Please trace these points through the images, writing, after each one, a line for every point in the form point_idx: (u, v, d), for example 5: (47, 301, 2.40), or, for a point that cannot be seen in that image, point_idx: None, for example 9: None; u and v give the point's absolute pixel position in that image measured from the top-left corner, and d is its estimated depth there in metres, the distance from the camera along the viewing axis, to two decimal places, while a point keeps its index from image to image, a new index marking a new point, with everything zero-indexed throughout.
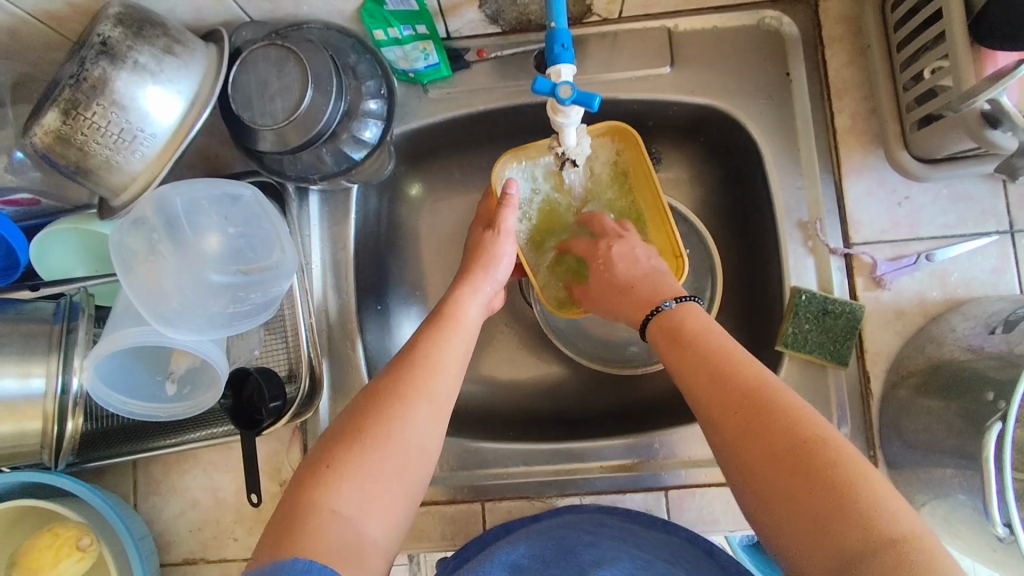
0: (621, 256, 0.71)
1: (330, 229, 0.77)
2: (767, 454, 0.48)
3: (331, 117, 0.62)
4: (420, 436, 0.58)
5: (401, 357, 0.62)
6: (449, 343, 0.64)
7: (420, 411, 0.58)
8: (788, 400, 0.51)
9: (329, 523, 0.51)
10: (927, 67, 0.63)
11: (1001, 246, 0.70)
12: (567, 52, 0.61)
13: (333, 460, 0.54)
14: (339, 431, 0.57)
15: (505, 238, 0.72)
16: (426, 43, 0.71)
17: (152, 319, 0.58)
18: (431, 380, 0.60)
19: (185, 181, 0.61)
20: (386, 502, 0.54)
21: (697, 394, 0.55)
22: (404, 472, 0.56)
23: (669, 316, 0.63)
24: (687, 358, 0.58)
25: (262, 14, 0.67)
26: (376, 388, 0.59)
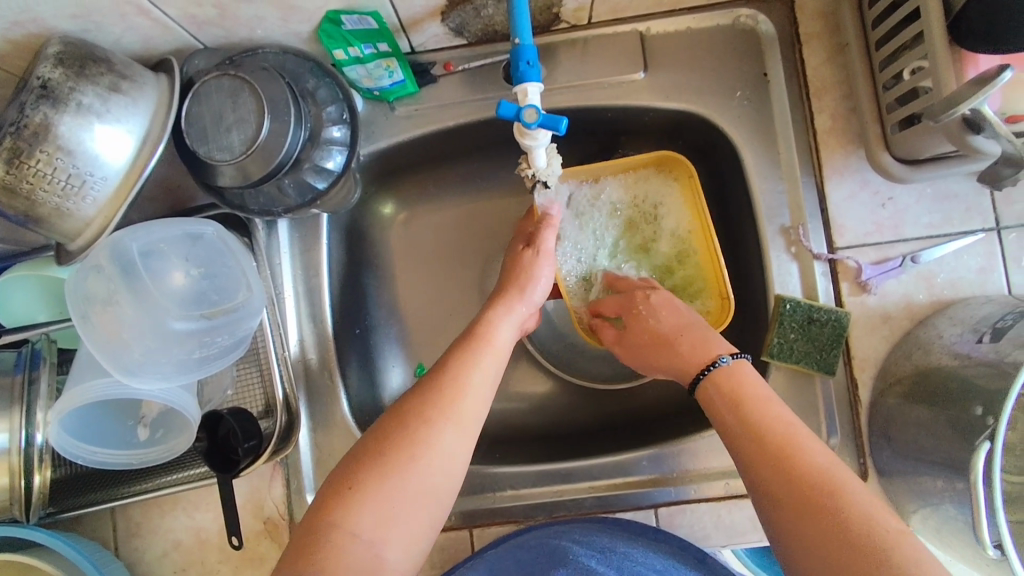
0: (660, 305, 0.71)
1: (302, 256, 0.75)
2: (821, 547, 0.47)
3: (291, 148, 0.60)
4: (449, 460, 0.56)
5: (429, 377, 0.60)
6: (479, 364, 0.61)
7: (444, 433, 0.56)
8: (851, 491, 0.49)
9: (348, 546, 0.50)
10: (907, 68, 0.61)
11: (987, 244, 0.69)
12: (533, 70, 0.59)
13: (355, 481, 0.53)
14: (363, 450, 0.56)
15: (545, 258, 0.70)
16: (389, 60, 0.69)
17: (114, 369, 0.56)
18: (457, 402, 0.58)
19: (140, 227, 0.59)
20: (409, 529, 0.53)
21: (755, 470, 0.53)
22: (428, 496, 0.54)
23: (728, 371, 0.61)
24: (745, 426, 0.56)
25: (215, 40, 0.64)
26: (404, 405, 0.58)
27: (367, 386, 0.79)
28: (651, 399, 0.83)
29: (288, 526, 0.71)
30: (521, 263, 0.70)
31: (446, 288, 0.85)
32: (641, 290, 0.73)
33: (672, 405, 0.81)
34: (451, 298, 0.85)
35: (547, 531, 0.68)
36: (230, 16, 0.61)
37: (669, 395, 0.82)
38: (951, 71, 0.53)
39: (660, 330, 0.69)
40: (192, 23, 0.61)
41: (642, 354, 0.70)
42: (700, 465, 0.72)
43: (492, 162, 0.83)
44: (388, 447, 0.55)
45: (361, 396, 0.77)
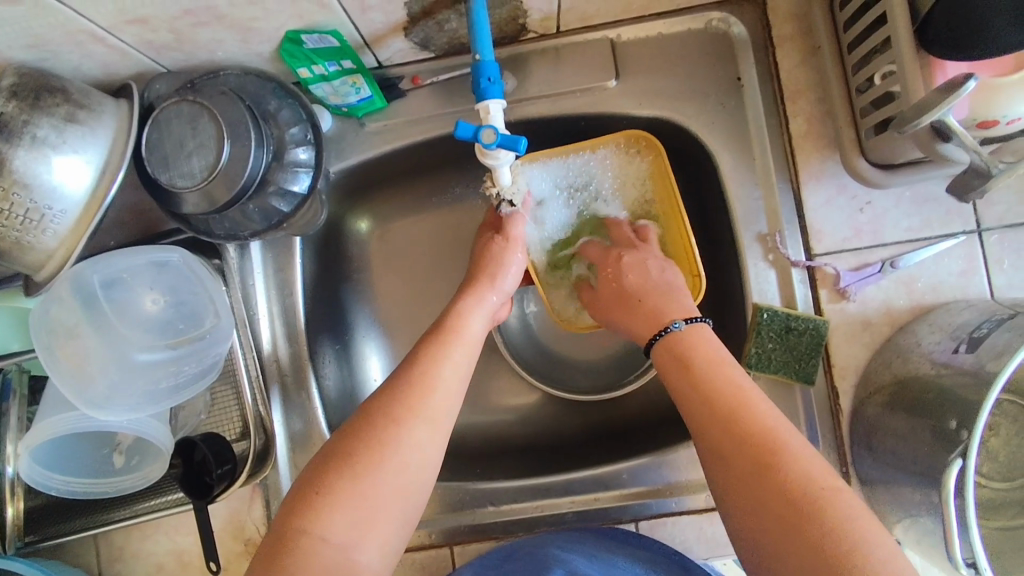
0: (633, 265, 0.71)
1: (276, 276, 0.74)
2: (771, 523, 0.46)
3: (253, 173, 0.59)
4: (420, 452, 0.54)
5: (399, 368, 0.59)
6: (450, 358, 0.60)
7: (412, 428, 0.55)
8: (805, 463, 0.48)
9: (317, 549, 0.49)
10: (879, 72, 0.59)
11: (968, 246, 0.68)
12: (494, 86, 0.58)
13: (323, 485, 0.51)
14: (335, 451, 0.53)
15: (513, 245, 0.71)
16: (355, 77, 0.68)
17: (79, 404, 0.55)
18: (427, 396, 0.56)
19: (101, 259, 0.58)
20: (381, 526, 0.52)
21: (706, 435, 0.53)
22: (401, 487, 0.53)
23: (679, 339, 0.61)
24: (695, 390, 0.56)
25: (176, 63, 0.64)
26: (373, 405, 0.56)
27: (345, 403, 0.78)
28: (634, 409, 0.82)
29: None
30: (490, 252, 0.70)
31: (424, 300, 0.85)
32: (614, 252, 0.73)
33: (654, 415, 0.81)
34: (429, 312, 0.84)
35: (534, 542, 0.68)
36: (188, 40, 0.60)
37: (651, 404, 0.81)
38: (920, 79, 0.52)
39: (625, 285, 0.70)
40: (150, 48, 0.60)
41: (611, 314, 0.71)
42: (680, 479, 0.71)
43: (467, 173, 0.82)
44: (357, 447, 0.53)
45: (339, 413, 0.76)
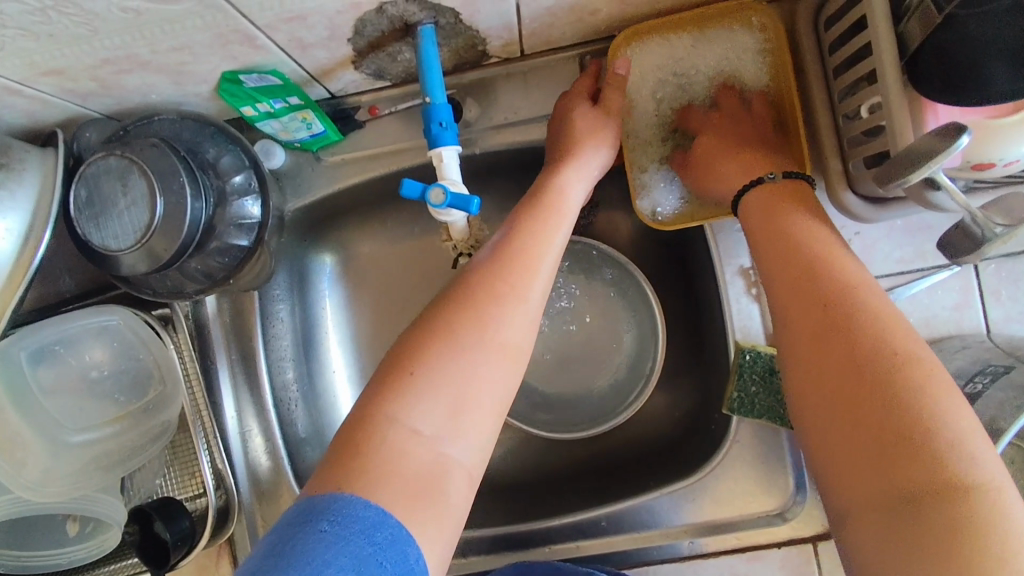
0: (737, 123, 0.64)
1: (234, 321, 0.70)
2: (838, 378, 0.45)
3: (192, 229, 0.55)
4: (516, 341, 0.50)
5: (500, 245, 0.54)
6: (546, 235, 0.56)
7: (509, 308, 0.50)
8: (884, 326, 0.46)
9: (404, 439, 0.44)
10: (865, 104, 0.54)
11: (964, 277, 0.64)
12: (448, 132, 0.54)
13: (417, 364, 0.46)
14: (419, 329, 0.49)
15: (613, 118, 0.63)
16: (305, 112, 0.62)
17: (13, 487, 0.54)
18: (529, 278, 0.52)
19: (29, 333, 0.55)
20: (477, 418, 0.47)
21: (786, 291, 0.51)
22: (502, 368, 0.48)
23: (756, 199, 0.59)
24: (778, 245, 0.54)
25: (107, 108, 0.59)
26: (470, 282, 0.51)
27: (317, 446, 0.75)
28: (615, 445, 0.78)
29: None
30: (580, 126, 0.62)
31: (394, 332, 0.80)
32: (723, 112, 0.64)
33: (636, 451, 0.77)
34: None
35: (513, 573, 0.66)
36: (114, 86, 0.55)
37: (632, 440, 0.78)
38: (906, 117, 0.47)
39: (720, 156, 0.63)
40: (74, 96, 0.55)
41: (711, 175, 0.64)
42: (661, 525, 0.68)
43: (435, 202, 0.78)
44: (446, 323, 0.48)
45: (308, 456, 0.73)
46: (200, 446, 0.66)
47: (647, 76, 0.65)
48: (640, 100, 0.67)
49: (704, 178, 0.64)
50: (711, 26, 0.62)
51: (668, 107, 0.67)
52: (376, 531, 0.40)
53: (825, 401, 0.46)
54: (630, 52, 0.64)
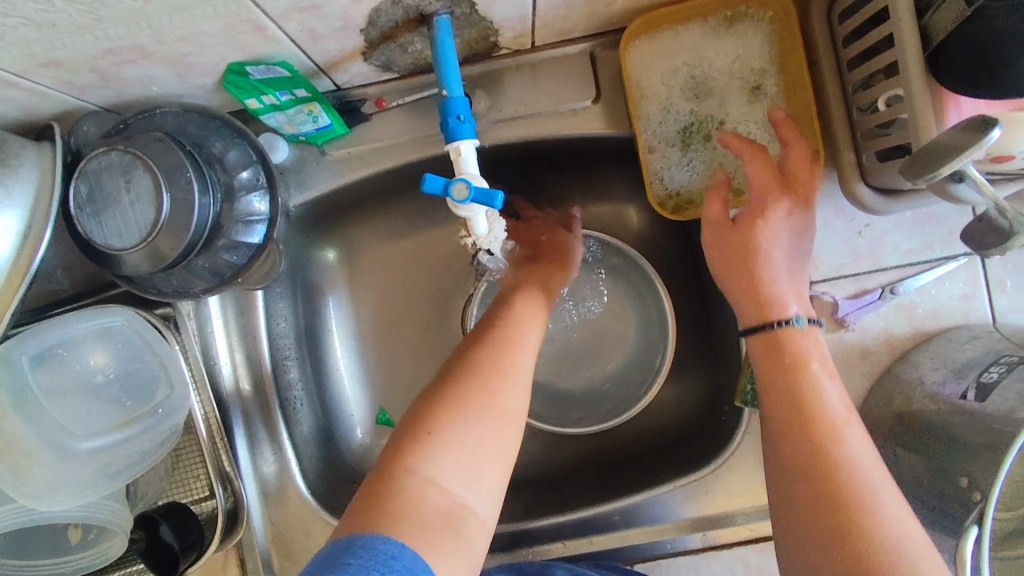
0: (777, 225, 0.59)
1: (238, 320, 0.69)
2: (819, 521, 0.47)
3: (199, 226, 0.53)
4: (513, 409, 0.53)
5: (486, 333, 0.59)
6: (530, 320, 0.61)
7: (505, 382, 0.54)
8: (868, 480, 0.48)
9: (423, 491, 0.47)
10: (882, 97, 0.55)
11: (970, 269, 0.65)
12: (465, 125, 0.52)
13: (432, 426, 0.50)
14: (426, 403, 0.52)
15: (576, 237, 0.74)
16: (312, 105, 0.61)
17: (19, 497, 0.51)
18: (517, 350, 0.57)
19: (30, 334, 0.53)
20: (490, 473, 0.50)
21: (781, 425, 0.53)
22: (504, 435, 0.52)
23: (795, 338, 0.56)
24: (778, 376, 0.55)
25: (105, 101, 0.57)
26: (458, 364, 0.55)
27: (321, 446, 0.73)
28: (624, 439, 0.78)
29: None
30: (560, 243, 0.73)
31: (400, 330, 0.79)
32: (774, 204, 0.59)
33: (645, 444, 0.77)
34: (405, 344, 0.79)
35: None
36: (115, 78, 0.53)
37: (641, 433, 0.78)
38: (930, 111, 0.47)
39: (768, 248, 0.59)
40: (72, 88, 0.53)
41: (730, 273, 0.61)
42: (673, 518, 0.69)
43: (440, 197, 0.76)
44: (452, 399, 0.52)
45: (314, 457, 0.72)
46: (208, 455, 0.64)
47: (658, 66, 0.64)
48: (652, 84, 0.65)
49: (727, 284, 0.61)
50: (719, 15, 0.62)
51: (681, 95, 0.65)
52: (393, 561, 0.43)
53: (806, 542, 0.48)
54: (642, 39, 0.63)
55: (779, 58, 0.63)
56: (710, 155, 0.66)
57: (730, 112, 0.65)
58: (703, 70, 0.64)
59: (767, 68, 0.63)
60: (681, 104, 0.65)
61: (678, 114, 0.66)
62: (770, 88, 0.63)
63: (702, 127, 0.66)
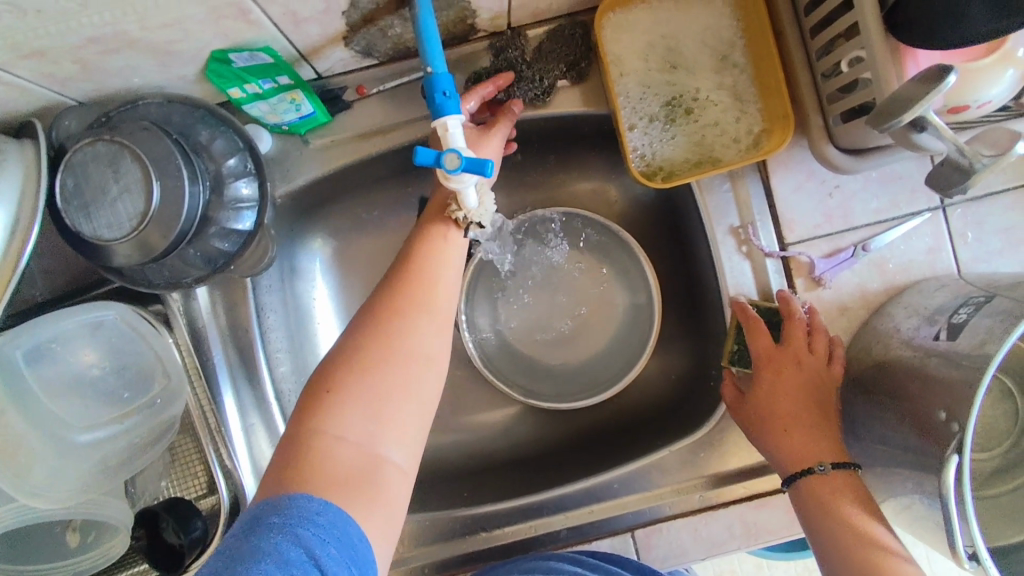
0: (787, 389, 0.63)
1: (229, 315, 0.68)
2: None
3: (190, 214, 0.53)
4: (429, 351, 0.54)
5: (393, 275, 0.57)
6: (444, 254, 0.58)
7: (420, 324, 0.55)
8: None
9: (334, 447, 0.49)
10: (845, 59, 0.57)
11: (934, 223, 0.68)
12: (450, 101, 0.53)
13: (332, 384, 0.51)
14: (345, 349, 0.53)
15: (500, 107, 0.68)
16: (294, 93, 0.61)
17: (17, 494, 0.51)
18: (431, 286, 0.56)
19: (21, 330, 0.52)
20: (403, 419, 0.52)
21: (824, 534, 0.57)
22: (422, 377, 0.53)
23: (825, 483, 0.59)
24: (813, 488, 0.59)
25: (86, 95, 0.56)
26: (368, 310, 0.55)
27: None
28: (616, 411, 0.80)
29: None
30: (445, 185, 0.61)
31: None
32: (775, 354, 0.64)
33: (638, 415, 0.79)
34: None
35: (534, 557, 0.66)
36: (96, 69, 0.53)
37: (633, 405, 0.80)
38: (890, 66, 0.50)
39: (773, 409, 0.63)
40: (53, 81, 0.53)
41: (753, 432, 0.65)
42: (669, 481, 0.70)
43: (424, 184, 0.77)
44: (361, 352, 0.52)
45: None
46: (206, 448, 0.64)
47: (630, 42, 0.67)
48: (630, 61, 0.67)
49: (753, 435, 0.65)
50: None
51: (656, 70, 0.68)
52: (317, 517, 0.45)
53: None
54: (615, 16, 0.66)
55: (744, 26, 0.66)
56: (686, 126, 0.68)
57: (703, 89, 0.68)
58: (671, 43, 0.67)
59: (735, 40, 0.66)
60: (657, 78, 0.68)
61: (658, 92, 0.68)
62: (738, 58, 0.67)
63: (681, 98, 0.68)
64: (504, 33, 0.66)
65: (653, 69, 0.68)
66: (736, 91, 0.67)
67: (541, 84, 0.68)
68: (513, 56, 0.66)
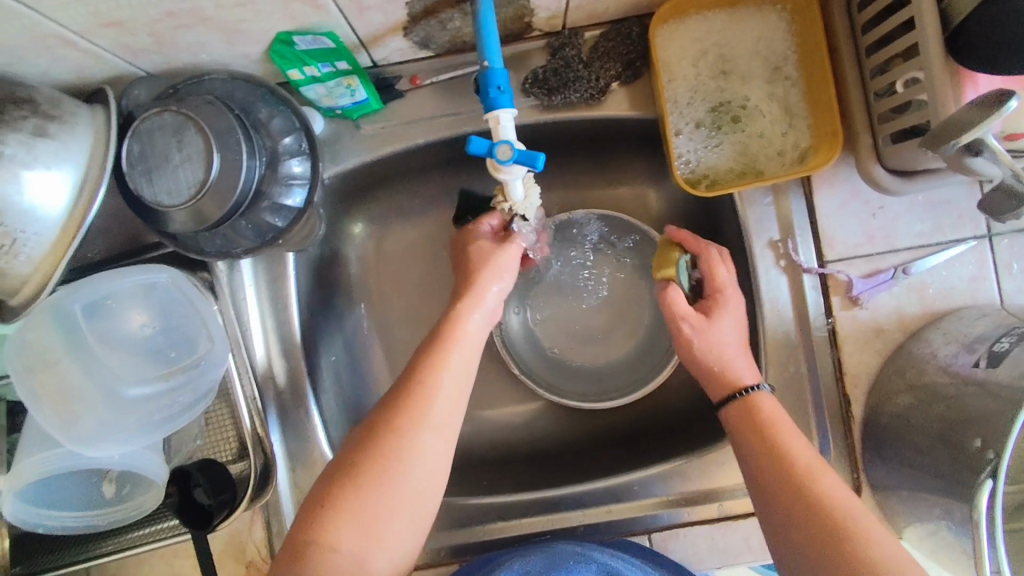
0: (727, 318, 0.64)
1: (269, 288, 0.70)
2: (809, 547, 0.51)
3: (246, 187, 0.55)
4: (432, 462, 0.55)
5: (399, 385, 0.57)
6: (452, 362, 0.58)
7: (423, 437, 0.55)
8: (850, 505, 0.52)
9: (328, 559, 0.51)
10: (900, 79, 0.57)
11: (979, 252, 0.67)
12: (504, 96, 0.54)
13: (330, 499, 0.53)
14: (345, 464, 0.54)
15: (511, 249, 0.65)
16: (351, 78, 0.63)
17: (67, 441, 0.54)
18: (437, 401, 0.56)
19: (81, 285, 0.57)
20: (397, 530, 0.53)
21: (760, 469, 0.57)
22: (421, 490, 0.55)
23: (758, 407, 0.60)
24: (745, 419, 0.60)
25: (155, 66, 0.59)
26: (372, 422, 0.56)
27: (344, 415, 0.74)
28: (639, 415, 0.80)
29: None
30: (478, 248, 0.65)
31: (422, 304, 0.81)
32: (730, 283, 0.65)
33: (661, 421, 0.79)
34: (425, 320, 0.81)
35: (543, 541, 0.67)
36: (168, 43, 0.55)
37: (656, 410, 0.80)
38: (949, 89, 0.50)
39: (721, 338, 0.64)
40: (127, 52, 0.55)
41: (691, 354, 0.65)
42: (688, 489, 0.70)
43: (465, 176, 0.79)
44: (360, 467, 0.53)
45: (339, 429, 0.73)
46: (239, 409, 0.66)
47: (683, 49, 0.67)
48: (680, 68, 0.68)
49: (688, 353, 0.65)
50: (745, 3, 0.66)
51: (706, 78, 0.68)
52: None
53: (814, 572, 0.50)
54: (670, 22, 0.67)
55: (800, 39, 0.66)
56: (733, 136, 0.68)
57: (752, 98, 0.68)
58: (724, 52, 0.67)
59: (788, 53, 0.66)
60: (708, 83, 0.68)
61: (707, 99, 0.68)
62: (791, 71, 0.67)
63: (728, 105, 0.68)
64: (561, 33, 0.67)
65: (704, 76, 0.68)
66: (785, 104, 0.67)
67: (596, 84, 0.68)
68: (570, 56, 0.67)
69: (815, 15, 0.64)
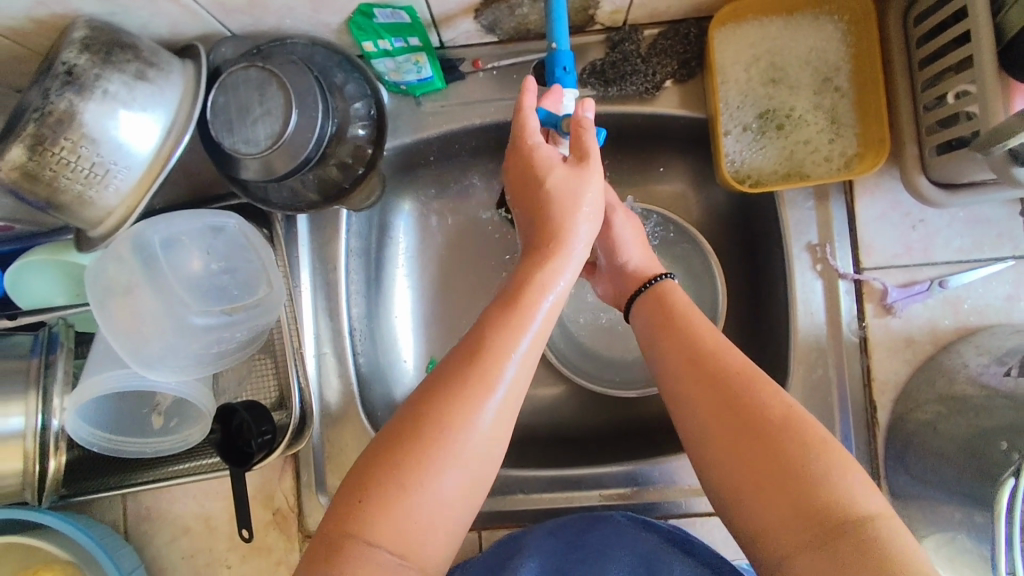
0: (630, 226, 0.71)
1: (320, 249, 0.73)
2: (721, 431, 0.51)
3: (318, 143, 0.59)
4: (489, 442, 0.49)
5: (458, 352, 0.50)
6: (523, 328, 0.51)
7: (481, 412, 0.48)
8: (766, 391, 0.52)
9: (367, 555, 0.45)
10: (951, 92, 0.59)
11: (1017, 271, 0.68)
12: (568, 75, 0.61)
13: (365, 491, 0.46)
14: (384, 446, 0.47)
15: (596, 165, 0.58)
16: (419, 55, 0.67)
17: (134, 363, 0.58)
18: (500, 375, 0.49)
19: (161, 219, 0.61)
20: (443, 523, 0.47)
21: (668, 362, 0.58)
22: (476, 472, 0.48)
23: (668, 300, 0.63)
24: (659, 321, 0.61)
25: (243, 28, 0.63)
26: (423, 395, 0.49)
27: (378, 379, 0.77)
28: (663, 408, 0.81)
29: (297, 519, 0.71)
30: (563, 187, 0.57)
31: (460, 281, 0.84)
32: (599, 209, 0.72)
33: None
34: (462, 296, 0.83)
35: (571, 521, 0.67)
36: (259, 6, 0.59)
37: None
38: (1000, 99, 0.52)
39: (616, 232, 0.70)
40: (221, 11, 0.59)
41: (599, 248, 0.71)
42: None
43: None
44: (404, 448, 0.47)
45: (373, 391, 0.76)
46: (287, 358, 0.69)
47: (738, 52, 0.70)
48: (733, 71, 0.70)
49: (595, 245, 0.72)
50: (801, 14, 0.69)
51: (757, 82, 0.70)
52: None
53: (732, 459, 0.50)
54: (727, 27, 0.69)
55: (854, 51, 0.68)
56: (780, 140, 0.71)
57: (800, 104, 0.70)
58: (777, 58, 0.70)
59: (840, 64, 0.69)
60: (759, 90, 0.70)
61: (756, 101, 0.70)
62: (841, 81, 0.69)
63: (777, 114, 0.70)
64: (621, 29, 0.70)
65: (755, 79, 0.70)
66: (833, 112, 0.69)
67: (652, 80, 0.71)
68: (629, 50, 0.70)
69: (869, 30, 0.67)
